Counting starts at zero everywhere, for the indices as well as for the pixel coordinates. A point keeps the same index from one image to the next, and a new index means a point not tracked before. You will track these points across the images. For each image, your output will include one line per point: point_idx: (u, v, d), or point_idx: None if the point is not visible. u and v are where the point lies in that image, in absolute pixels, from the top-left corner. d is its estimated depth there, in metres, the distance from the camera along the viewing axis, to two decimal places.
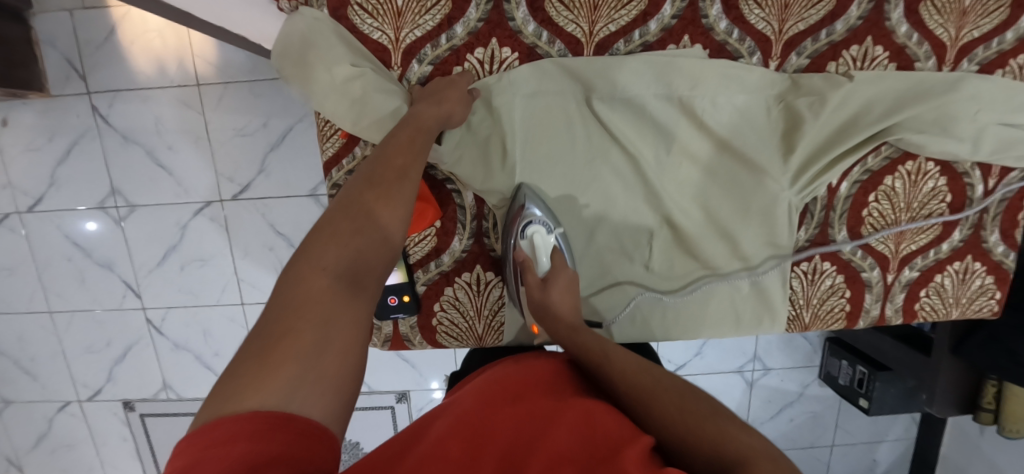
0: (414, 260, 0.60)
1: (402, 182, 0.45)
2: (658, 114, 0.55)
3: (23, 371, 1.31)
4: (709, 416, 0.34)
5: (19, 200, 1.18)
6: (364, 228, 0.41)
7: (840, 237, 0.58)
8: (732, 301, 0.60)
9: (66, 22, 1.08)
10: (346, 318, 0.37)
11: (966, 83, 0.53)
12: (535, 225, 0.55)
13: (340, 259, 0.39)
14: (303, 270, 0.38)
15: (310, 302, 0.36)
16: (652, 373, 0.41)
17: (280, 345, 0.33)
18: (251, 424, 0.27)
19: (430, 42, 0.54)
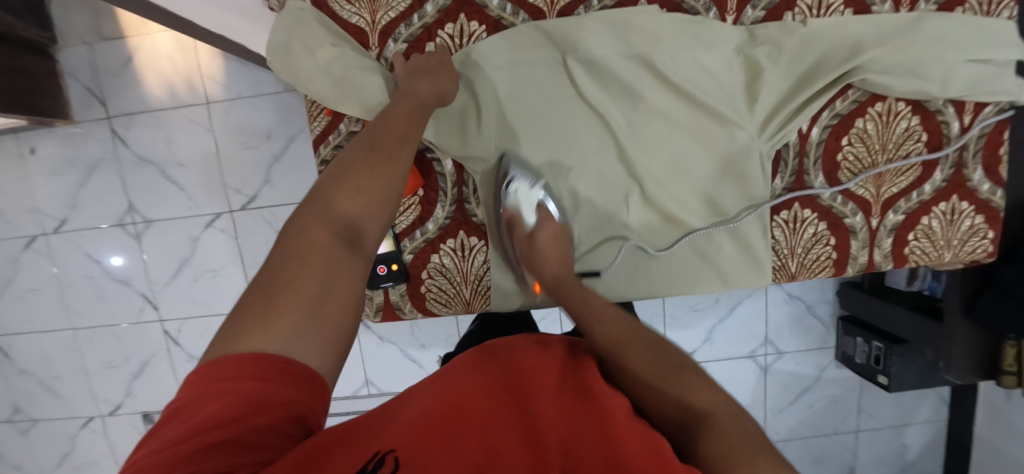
0: (400, 229, 0.61)
1: (402, 152, 0.48)
2: (622, 72, 0.56)
3: (47, 389, 1.36)
4: (678, 369, 0.42)
5: (44, 223, 1.26)
6: (365, 194, 0.44)
7: (818, 183, 0.58)
8: (716, 257, 0.60)
9: (87, 54, 1.17)
10: (345, 273, 0.40)
11: (924, 22, 0.54)
12: (517, 182, 0.57)
13: (343, 220, 0.43)
14: (306, 225, 0.41)
15: (313, 256, 0.39)
16: (629, 325, 0.47)
17: (285, 291, 0.37)
18: (256, 362, 0.32)
19: (404, 22, 0.57)
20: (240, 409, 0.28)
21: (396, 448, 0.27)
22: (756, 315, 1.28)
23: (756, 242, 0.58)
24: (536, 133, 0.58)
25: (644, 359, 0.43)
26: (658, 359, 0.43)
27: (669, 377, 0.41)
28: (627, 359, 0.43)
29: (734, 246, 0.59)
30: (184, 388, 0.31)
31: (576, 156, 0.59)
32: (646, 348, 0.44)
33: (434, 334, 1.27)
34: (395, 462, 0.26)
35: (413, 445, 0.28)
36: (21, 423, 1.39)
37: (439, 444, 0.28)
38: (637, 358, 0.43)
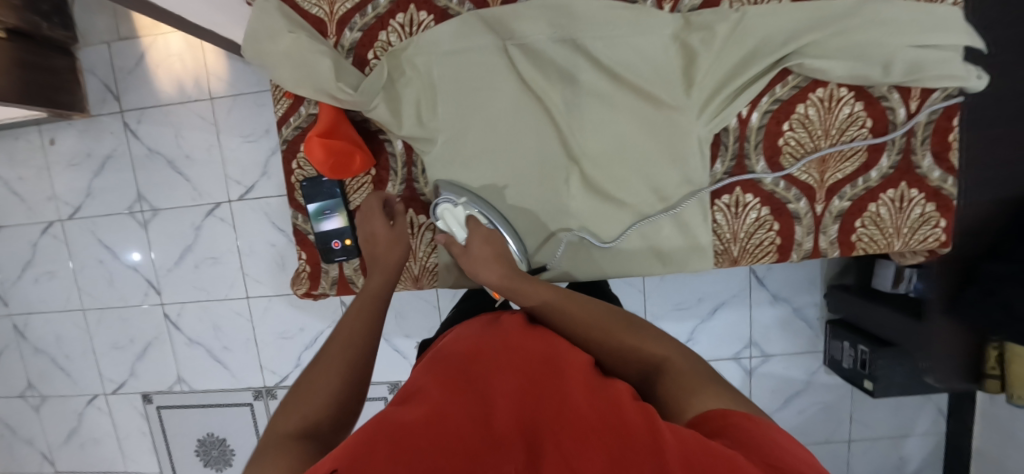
0: (353, 206, 0.64)
1: (365, 341, 0.48)
2: (557, 57, 0.57)
3: (58, 367, 1.45)
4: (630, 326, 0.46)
5: (62, 210, 1.35)
6: (336, 380, 0.43)
7: (759, 168, 0.59)
8: (659, 240, 0.61)
9: (105, 53, 1.27)
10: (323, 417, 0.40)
11: (865, 7, 0.55)
12: (442, 205, 0.59)
13: (318, 409, 0.40)
14: (274, 434, 0.37)
15: (287, 446, 0.36)
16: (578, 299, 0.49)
17: (270, 469, 0.33)
18: None
19: (359, 12, 0.60)
20: None
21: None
22: (741, 317, 1.26)
23: (696, 225, 0.60)
24: (480, 115, 0.60)
25: (603, 332, 0.45)
26: (617, 323, 0.46)
27: (628, 340, 0.44)
28: (589, 339, 0.45)
29: (675, 229, 0.60)
30: None
31: (519, 138, 0.60)
32: (605, 322, 0.46)
33: (417, 325, 1.29)
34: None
35: (354, 456, 0.26)
36: (34, 399, 1.48)
37: (384, 450, 0.26)
38: (597, 335, 0.45)
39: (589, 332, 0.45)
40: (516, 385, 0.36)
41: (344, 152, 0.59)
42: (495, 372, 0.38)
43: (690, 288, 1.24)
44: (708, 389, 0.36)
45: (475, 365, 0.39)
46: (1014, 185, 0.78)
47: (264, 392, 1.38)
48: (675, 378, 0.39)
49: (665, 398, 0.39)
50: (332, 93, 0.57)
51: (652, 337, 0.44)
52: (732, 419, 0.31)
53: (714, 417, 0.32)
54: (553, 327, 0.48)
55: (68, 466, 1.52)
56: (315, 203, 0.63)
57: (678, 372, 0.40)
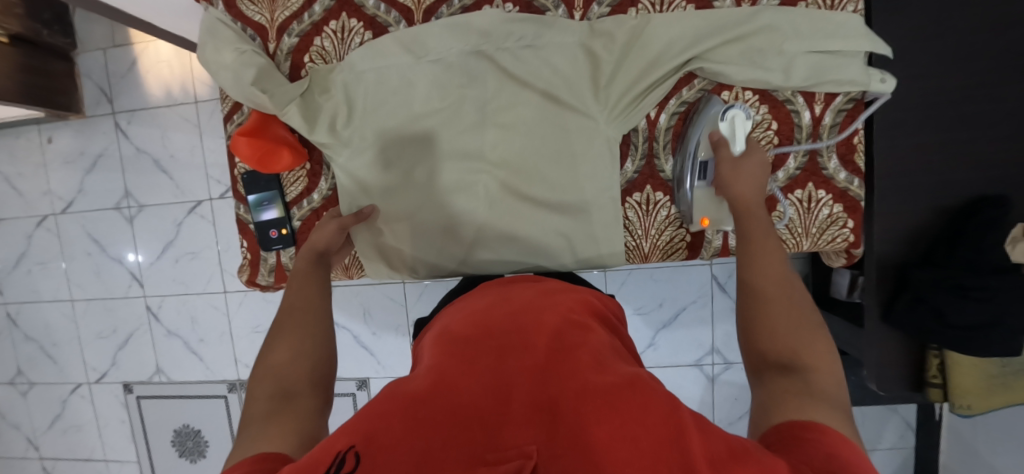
0: (289, 198, 0.71)
1: (319, 309, 0.56)
2: (472, 66, 0.64)
3: (45, 355, 1.51)
4: (789, 306, 0.47)
5: (55, 204, 1.43)
6: (298, 350, 0.50)
7: (668, 166, 0.64)
8: (568, 233, 0.66)
9: (100, 58, 1.36)
10: (303, 366, 0.49)
11: (761, 15, 0.58)
12: (735, 110, 0.58)
13: (288, 376, 0.47)
14: (256, 405, 0.44)
15: (270, 413, 0.42)
16: (775, 266, 0.51)
17: (270, 432, 0.39)
18: (258, 464, 0.34)
19: (296, 19, 0.66)
20: None
21: (358, 444, 0.31)
22: (703, 323, 1.27)
23: (592, 226, 0.65)
24: (410, 114, 0.66)
25: (785, 305, 0.47)
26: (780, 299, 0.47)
27: (799, 323, 0.45)
28: (765, 304, 0.47)
29: (584, 222, 0.65)
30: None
31: (442, 140, 0.65)
32: (784, 300, 0.47)
33: (384, 323, 1.33)
34: (358, 456, 0.31)
35: (373, 431, 0.33)
36: (22, 385, 1.54)
37: (404, 426, 0.34)
38: (777, 309, 0.46)
39: (771, 289, 0.48)
40: (527, 367, 0.43)
41: (269, 148, 0.65)
42: (508, 357, 0.45)
43: (651, 293, 1.25)
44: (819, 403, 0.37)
45: (490, 350, 0.46)
46: (944, 194, 0.79)
47: (237, 385, 1.42)
48: (821, 382, 0.39)
49: (797, 385, 0.39)
50: (253, 99, 0.64)
51: (821, 341, 0.44)
52: (836, 434, 0.32)
53: (804, 427, 0.34)
54: (570, 308, 0.54)
55: (50, 453, 1.57)
56: (255, 194, 0.70)
57: (823, 385, 0.39)
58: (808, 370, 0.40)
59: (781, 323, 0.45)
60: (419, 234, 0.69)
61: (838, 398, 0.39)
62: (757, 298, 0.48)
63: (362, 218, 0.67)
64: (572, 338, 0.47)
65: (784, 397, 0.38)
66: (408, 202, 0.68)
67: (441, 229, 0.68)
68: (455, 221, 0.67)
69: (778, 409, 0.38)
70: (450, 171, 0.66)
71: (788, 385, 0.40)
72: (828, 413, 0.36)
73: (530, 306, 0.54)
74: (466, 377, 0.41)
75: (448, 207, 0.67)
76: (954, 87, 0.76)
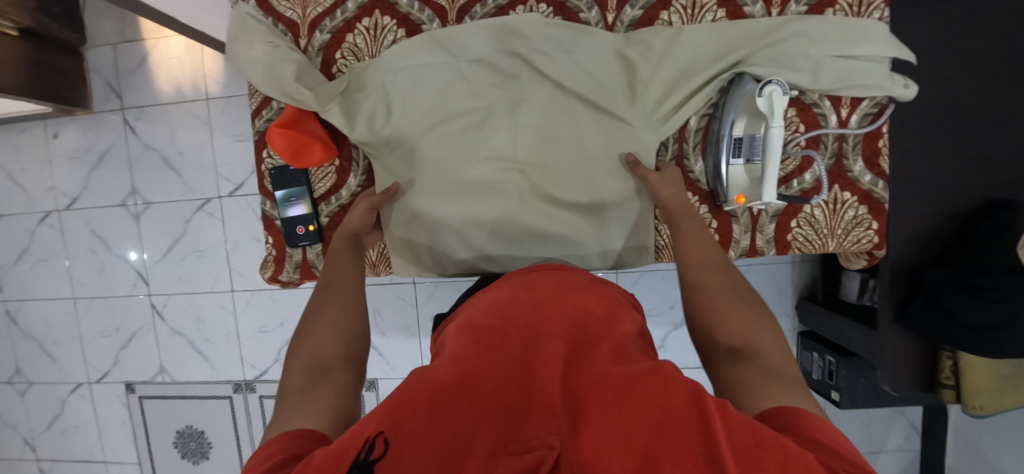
0: (317, 194, 0.71)
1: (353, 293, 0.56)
2: (505, 67, 0.64)
3: (45, 354, 1.48)
4: (749, 307, 0.49)
5: (60, 200, 1.41)
6: (332, 329, 0.50)
7: (698, 168, 0.66)
8: (597, 234, 0.68)
9: (110, 54, 1.35)
10: (333, 340, 0.49)
11: (791, 24, 0.59)
12: (773, 86, 0.57)
13: (323, 352, 0.47)
14: (293, 378, 0.44)
15: (305, 387, 0.42)
16: (725, 272, 0.53)
17: (307, 408, 0.39)
18: (296, 438, 0.35)
19: (329, 16, 0.67)
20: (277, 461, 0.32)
21: (384, 431, 0.32)
22: None
23: (612, 224, 0.67)
24: (441, 115, 0.66)
25: (727, 301, 0.50)
26: (740, 299, 0.50)
27: (739, 314, 0.48)
28: (704, 297, 0.51)
29: (614, 223, 0.67)
30: (255, 455, 0.34)
31: (472, 140, 0.66)
32: (732, 298, 0.50)
33: (394, 324, 1.33)
34: (386, 442, 0.31)
35: (400, 417, 0.34)
36: (20, 385, 1.51)
37: (428, 412, 0.34)
38: (715, 297, 0.50)
39: (712, 286, 0.52)
40: (549, 356, 0.42)
41: (303, 141, 0.65)
42: (531, 344, 0.44)
43: (662, 295, 1.26)
44: (768, 387, 0.38)
45: (513, 335, 0.46)
46: (956, 197, 0.81)
47: (242, 385, 1.40)
48: (767, 362, 0.41)
49: (746, 368, 0.41)
50: (291, 93, 0.64)
51: (767, 327, 0.46)
52: (809, 416, 0.33)
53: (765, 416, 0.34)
54: (593, 299, 0.54)
55: (47, 454, 1.53)
56: (283, 190, 0.70)
57: (770, 366, 0.40)
58: (749, 353, 0.43)
59: (721, 307, 0.49)
60: (447, 233, 0.69)
61: (788, 375, 0.40)
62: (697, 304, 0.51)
63: (392, 197, 0.67)
64: (596, 332, 0.46)
65: (737, 384, 0.40)
66: (435, 201, 0.68)
67: (469, 228, 0.68)
68: (482, 221, 0.67)
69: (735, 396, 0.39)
70: (479, 171, 0.66)
71: (737, 370, 0.41)
72: (774, 389, 0.37)
73: (552, 295, 0.54)
74: (489, 363, 0.41)
75: (476, 206, 0.67)
76: (969, 94, 0.77)
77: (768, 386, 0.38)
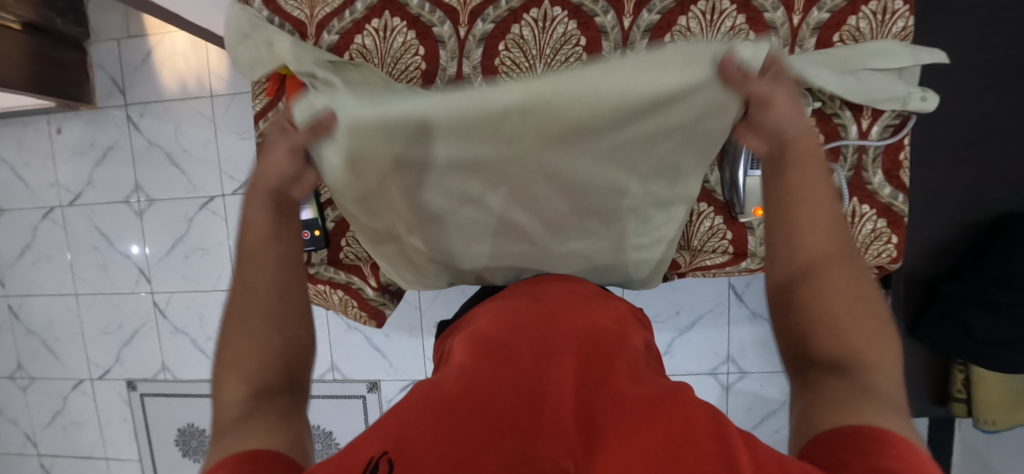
0: (324, 199, 0.75)
1: (277, 292, 0.50)
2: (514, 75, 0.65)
3: (47, 349, 1.48)
4: (861, 304, 0.43)
5: (63, 196, 1.40)
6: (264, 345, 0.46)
7: (714, 178, 0.70)
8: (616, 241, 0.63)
9: (114, 49, 1.33)
10: (265, 351, 0.45)
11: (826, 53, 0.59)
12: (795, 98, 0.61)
13: (252, 369, 0.44)
14: (228, 409, 0.41)
15: (243, 419, 0.39)
16: (842, 252, 0.45)
17: (252, 438, 0.37)
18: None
19: (337, 16, 0.67)
20: None
21: (389, 450, 0.30)
22: (719, 331, 1.27)
23: (625, 232, 0.64)
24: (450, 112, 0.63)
25: (847, 296, 0.43)
26: (853, 293, 0.43)
27: (853, 318, 0.41)
28: (823, 278, 0.44)
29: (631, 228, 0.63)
30: None
31: (478, 138, 0.50)
32: (848, 289, 0.43)
33: (398, 325, 1.32)
34: (391, 463, 0.28)
35: (407, 433, 0.31)
36: (22, 380, 1.51)
37: (436, 428, 0.32)
38: (833, 284, 0.43)
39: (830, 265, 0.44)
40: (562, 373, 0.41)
41: None
42: (542, 360, 0.43)
43: (667, 300, 1.25)
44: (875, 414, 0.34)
45: (523, 352, 0.44)
46: (972, 208, 0.79)
47: None
48: (866, 381, 0.38)
49: (846, 385, 0.38)
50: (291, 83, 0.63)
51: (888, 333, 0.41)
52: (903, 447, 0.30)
53: (839, 440, 0.32)
54: (601, 315, 0.53)
55: (49, 450, 1.53)
56: None
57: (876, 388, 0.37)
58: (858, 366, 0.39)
59: (835, 305, 0.42)
60: (454, 238, 0.63)
61: (894, 396, 0.37)
62: (798, 284, 0.45)
63: (320, 133, 0.51)
64: (607, 349, 0.45)
65: (823, 399, 0.38)
66: (448, 210, 0.59)
67: (478, 236, 0.63)
68: (488, 239, 0.63)
69: (824, 413, 0.37)
70: (482, 179, 0.55)
71: (838, 383, 0.38)
72: (881, 417, 0.34)
73: (562, 312, 0.53)
74: (497, 379, 0.39)
75: (486, 215, 0.60)
76: (988, 103, 0.76)
77: (874, 411, 0.34)
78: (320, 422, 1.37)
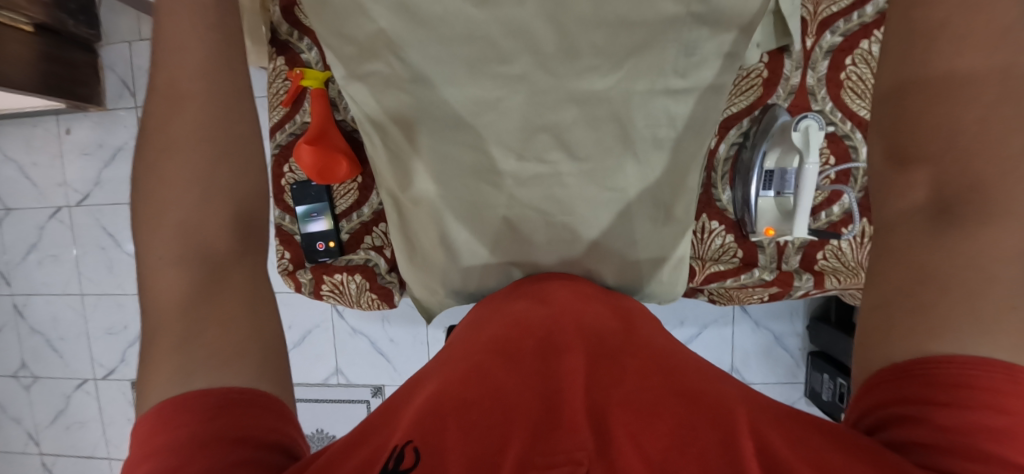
0: (340, 211, 0.77)
1: (221, 157, 0.40)
2: None
3: (52, 349, 1.48)
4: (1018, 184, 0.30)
5: (70, 196, 1.40)
6: (204, 218, 0.38)
7: (724, 195, 0.72)
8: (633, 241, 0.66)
9: (125, 51, 1.34)
10: (201, 227, 0.38)
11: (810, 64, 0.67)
12: (808, 121, 0.62)
13: (190, 238, 0.38)
14: (162, 290, 0.36)
15: (188, 323, 0.35)
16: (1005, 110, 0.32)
17: (204, 351, 0.34)
18: (215, 418, 0.31)
19: None
20: (216, 452, 0.29)
21: (413, 440, 0.31)
22: (723, 341, 1.28)
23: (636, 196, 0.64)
24: None
25: (993, 174, 0.31)
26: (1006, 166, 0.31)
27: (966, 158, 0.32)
28: (943, 158, 0.33)
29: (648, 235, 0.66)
30: (152, 452, 0.29)
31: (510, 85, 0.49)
32: (1001, 163, 0.31)
33: (403, 331, 1.32)
34: (417, 452, 0.30)
35: (428, 425, 0.33)
36: (26, 379, 1.51)
37: (454, 422, 0.33)
38: (972, 166, 0.32)
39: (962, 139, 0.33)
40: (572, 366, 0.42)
41: (330, 157, 0.68)
42: (552, 356, 0.44)
43: (671, 310, 1.26)
44: (964, 330, 0.28)
45: (533, 347, 0.45)
46: None
47: None
48: (976, 244, 0.30)
49: (929, 254, 0.32)
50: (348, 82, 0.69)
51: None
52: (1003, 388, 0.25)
53: (921, 379, 0.28)
54: (605, 313, 0.54)
55: (51, 449, 1.54)
56: (304, 206, 0.75)
57: (998, 298, 0.28)
58: (960, 221, 0.31)
59: (959, 192, 0.32)
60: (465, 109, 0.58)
61: (1021, 257, 0.29)
62: (899, 128, 0.37)
63: None
64: (615, 344, 0.46)
65: (900, 297, 0.32)
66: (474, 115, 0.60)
67: (494, 77, 0.56)
68: (496, 89, 0.57)
69: (899, 309, 0.32)
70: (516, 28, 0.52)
71: (910, 263, 0.33)
72: (979, 326, 0.28)
73: (569, 309, 0.53)
74: (512, 374, 0.40)
75: (509, 68, 0.54)
76: None
77: (975, 334, 0.28)
78: (323, 424, 1.37)
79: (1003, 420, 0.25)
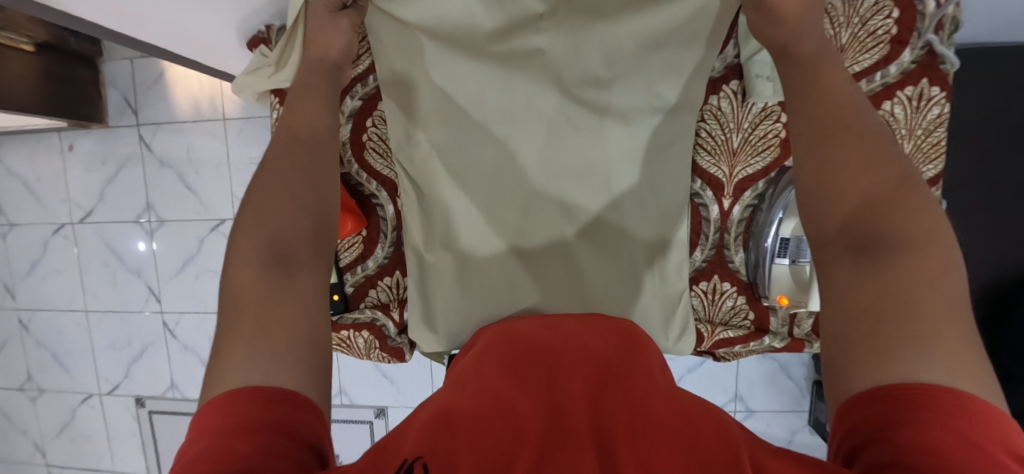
0: (344, 264, 0.78)
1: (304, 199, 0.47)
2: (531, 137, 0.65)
3: (57, 362, 1.49)
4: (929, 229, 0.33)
5: (74, 213, 1.40)
6: (290, 231, 0.44)
7: (737, 257, 0.72)
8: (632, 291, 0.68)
9: (127, 68, 1.32)
10: (289, 234, 0.43)
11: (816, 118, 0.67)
12: None
13: (284, 240, 0.43)
14: (244, 290, 0.39)
15: (261, 320, 0.37)
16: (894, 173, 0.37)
17: (271, 344, 0.36)
18: (264, 408, 0.31)
19: (360, 83, 0.72)
20: (254, 436, 0.29)
21: (423, 456, 0.28)
22: (727, 369, 1.27)
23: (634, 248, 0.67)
24: (475, 168, 0.67)
25: (910, 220, 0.34)
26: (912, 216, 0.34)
27: (865, 200, 0.36)
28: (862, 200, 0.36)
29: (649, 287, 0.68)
30: (200, 436, 0.29)
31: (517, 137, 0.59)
32: (911, 210, 0.35)
33: None
34: (426, 469, 0.28)
35: (435, 441, 0.30)
36: (31, 392, 1.52)
37: (463, 437, 0.31)
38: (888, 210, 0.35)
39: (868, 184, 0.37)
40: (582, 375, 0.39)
41: None
42: (559, 361, 0.41)
43: None
44: (911, 353, 0.28)
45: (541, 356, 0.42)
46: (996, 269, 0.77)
47: None
48: (907, 270, 0.31)
49: (864, 290, 0.33)
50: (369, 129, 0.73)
51: (926, 207, 0.35)
52: (953, 408, 0.25)
53: (887, 398, 0.27)
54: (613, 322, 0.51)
55: (58, 460, 1.55)
56: None
57: (925, 325, 0.29)
58: (886, 256, 0.33)
59: (889, 231, 0.34)
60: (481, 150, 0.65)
61: (942, 281, 0.31)
62: (809, 190, 0.41)
63: None
64: (627, 353, 0.42)
65: (850, 333, 0.32)
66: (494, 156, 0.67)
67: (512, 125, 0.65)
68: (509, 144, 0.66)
69: (853, 344, 0.31)
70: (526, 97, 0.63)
71: (851, 298, 0.33)
72: (929, 342, 0.28)
73: (579, 322, 0.50)
74: (520, 388, 0.37)
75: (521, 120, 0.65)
76: None
77: (921, 359, 0.28)
78: None
79: (951, 437, 0.24)
